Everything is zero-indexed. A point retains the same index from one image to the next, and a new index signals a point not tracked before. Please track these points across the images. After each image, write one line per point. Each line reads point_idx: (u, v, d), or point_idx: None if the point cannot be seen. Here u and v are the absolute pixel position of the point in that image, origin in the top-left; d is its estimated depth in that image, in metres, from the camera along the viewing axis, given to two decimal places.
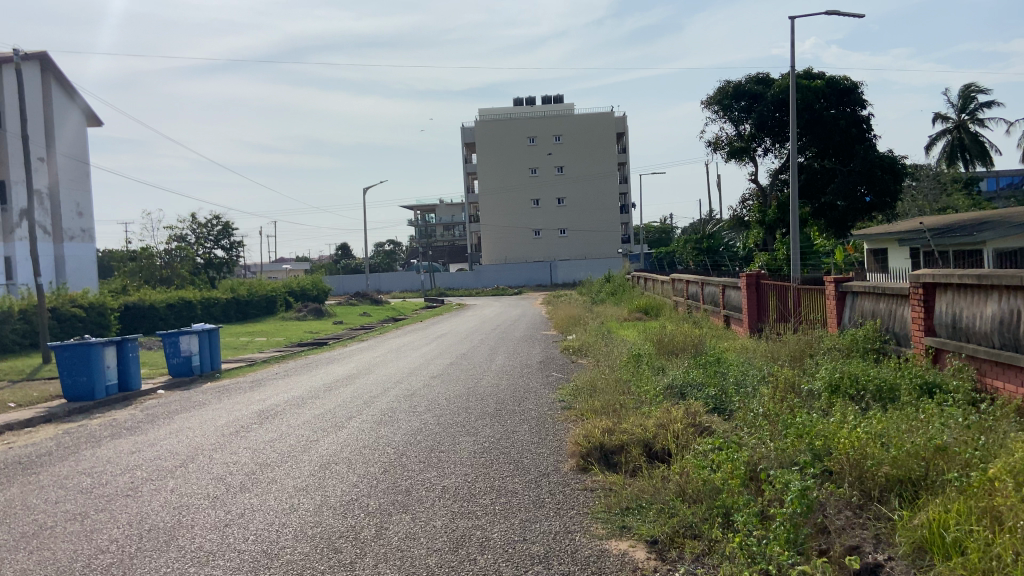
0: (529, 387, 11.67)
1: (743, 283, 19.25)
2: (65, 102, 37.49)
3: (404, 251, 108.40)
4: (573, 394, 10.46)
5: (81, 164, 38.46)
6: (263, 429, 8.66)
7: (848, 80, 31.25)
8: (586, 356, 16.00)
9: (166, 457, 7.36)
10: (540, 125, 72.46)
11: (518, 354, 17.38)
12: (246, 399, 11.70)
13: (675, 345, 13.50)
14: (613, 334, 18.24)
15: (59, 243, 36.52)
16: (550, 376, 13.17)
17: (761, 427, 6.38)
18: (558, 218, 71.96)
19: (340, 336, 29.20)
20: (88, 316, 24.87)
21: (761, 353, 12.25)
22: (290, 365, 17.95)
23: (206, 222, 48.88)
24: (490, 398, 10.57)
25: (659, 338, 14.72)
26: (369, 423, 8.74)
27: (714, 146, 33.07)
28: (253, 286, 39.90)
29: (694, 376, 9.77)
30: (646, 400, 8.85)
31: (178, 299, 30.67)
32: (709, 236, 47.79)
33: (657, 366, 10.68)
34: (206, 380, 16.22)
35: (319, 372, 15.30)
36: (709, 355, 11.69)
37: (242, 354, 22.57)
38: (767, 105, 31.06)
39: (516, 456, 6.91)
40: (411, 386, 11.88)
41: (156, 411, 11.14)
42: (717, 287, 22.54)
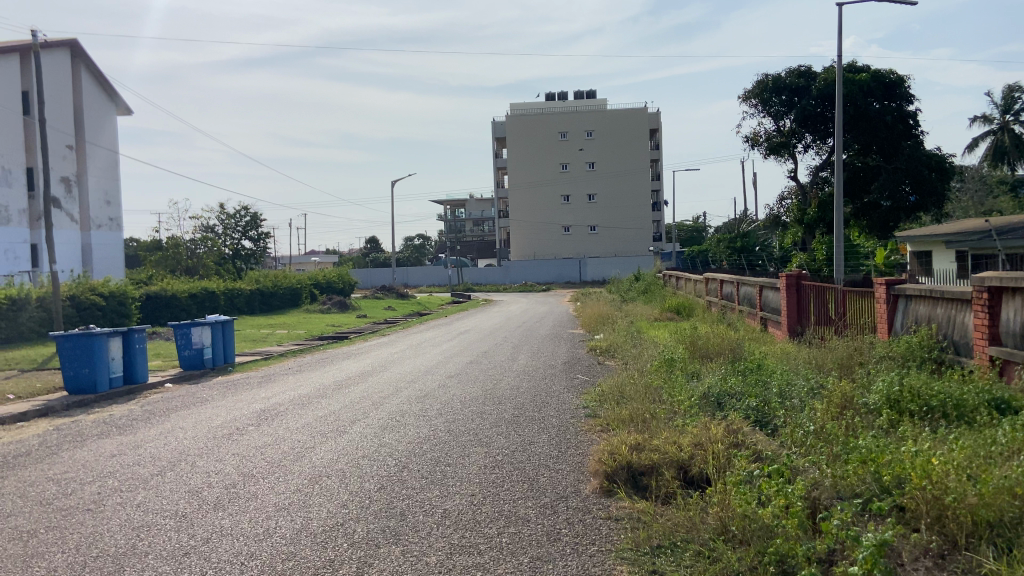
0: (552, 391, 10.88)
1: (782, 283, 18.29)
2: (95, 90, 37.37)
3: (433, 245, 107.94)
4: (599, 400, 9.66)
5: (109, 152, 38.37)
6: (259, 432, 7.96)
7: (893, 74, 29.94)
8: (614, 357, 15.15)
9: (145, 463, 6.67)
10: (572, 120, 71.50)
11: (543, 353, 16.57)
12: (251, 397, 11.04)
13: (710, 348, 12.62)
14: (643, 334, 17.38)
15: (86, 231, 36.44)
16: (575, 379, 12.38)
17: (815, 450, 5.52)
18: (588, 214, 70.95)
19: (362, 330, 28.61)
20: (108, 305, 24.52)
21: (804, 359, 11.32)
22: (306, 360, 17.36)
23: (234, 213, 48.70)
24: (509, 403, 9.78)
25: (692, 340, 13.83)
26: (374, 427, 8.01)
27: (752, 141, 31.96)
28: (278, 278, 39.54)
29: (731, 383, 8.94)
30: (679, 412, 8.03)
31: (201, 290, 30.32)
32: (743, 235, 46.54)
33: (690, 371, 9.88)
34: (218, 373, 15.66)
35: (333, 369, 14.64)
36: (747, 361, 10.80)
37: (260, 347, 22.03)
38: (810, 100, 29.89)
39: (531, 474, 6.13)
40: (426, 387, 11.14)
41: (155, 409, 10.52)
42: (753, 288, 21.56)
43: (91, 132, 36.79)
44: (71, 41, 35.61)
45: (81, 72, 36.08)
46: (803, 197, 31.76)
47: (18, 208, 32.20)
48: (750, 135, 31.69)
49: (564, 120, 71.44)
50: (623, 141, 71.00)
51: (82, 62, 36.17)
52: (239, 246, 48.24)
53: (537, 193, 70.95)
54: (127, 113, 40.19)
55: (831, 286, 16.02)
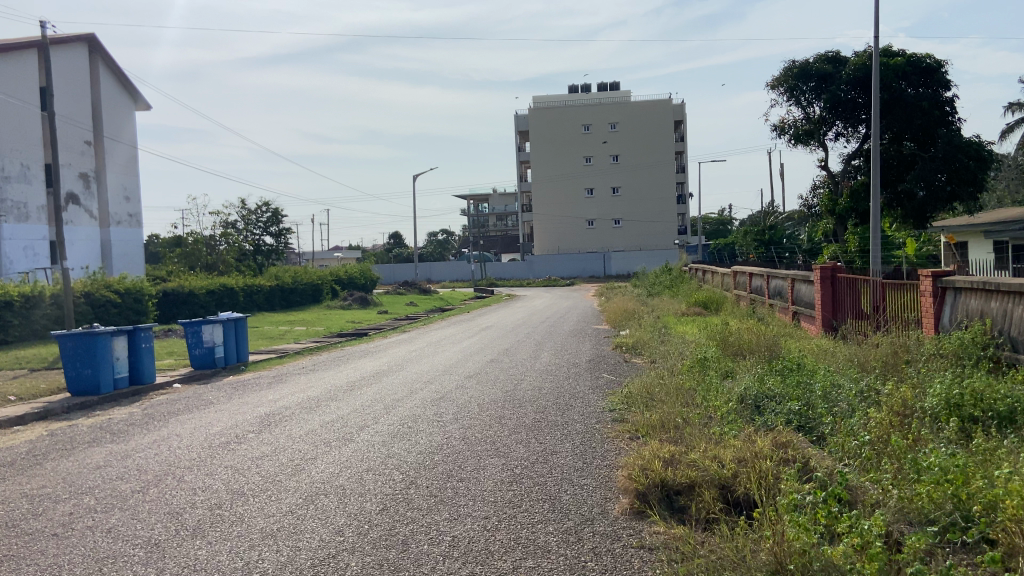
0: (575, 392, 10.19)
1: (817, 276, 17.47)
2: (114, 85, 37.18)
3: (456, 240, 107.42)
4: (626, 403, 8.97)
5: (129, 148, 38.18)
6: (258, 439, 7.36)
7: (931, 58, 28.82)
8: (641, 355, 14.40)
9: (130, 477, 6.09)
10: (594, 112, 70.58)
11: (567, 351, 15.87)
12: (258, 398, 10.47)
13: (744, 346, 11.84)
14: (670, 330, 16.66)
15: (106, 228, 36.28)
16: (599, 378, 11.67)
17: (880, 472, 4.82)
18: (612, 208, 69.95)
19: (382, 326, 28.06)
20: (124, 302, 24.18)
21: (847, 357, 10.52)
22: (321, 358, 16.81)
23: (256, 208, 48.46)
24: (529, 406, 9.11)
25: (724, 337, 13.04)
26: (383, 435, 7.37)
27: (780, 130, 31.04)
28: (299, 274, 39.17)
29: (770, 385, 8.20)
30: (714, 420, 7.32)
31: (219, 286, 29.95)
32: (771, 227, 45.44)
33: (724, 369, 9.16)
34: (230, 372, 15.16)
35: (347, 368, 14.05)
36: (785, 359, 10.03)
37: (277, 344, 21.54)
38: (840, 86, 28.92)
39: (552, 490, 5.47)
40: (441, 388, 10.50)
41: (157, 412, 9.98)
42: (785, 281, 20.70)
43: (109, 128, 36.62)
44: (89, 36, 35.43)
45: (99, 67, 35.90)
46: (835, 187, 30.79)
47: (37, 205, 32.08)
48: (777, 124, 30.75)
49: (586, 112, 70.53)
50: (647, 134, 69.98)
51: (100, 56, 35.95)
52: (260, 242, 48.00)
53: (560, 187, 70.14)
54: (147, 108, 39.99)
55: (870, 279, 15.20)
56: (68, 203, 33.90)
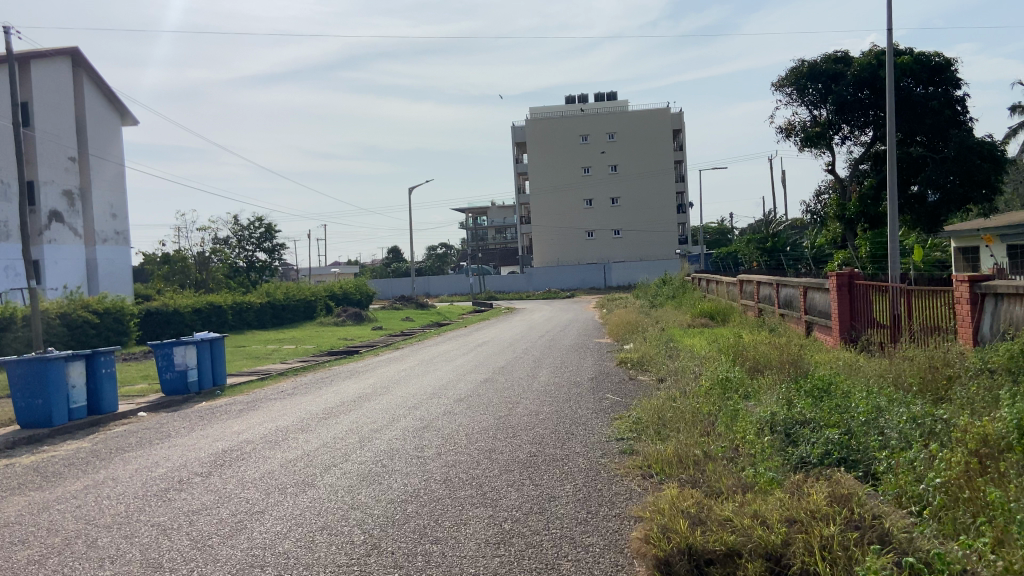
0: (577, 418, 9.07)
1: (833, 284, 16.39)
2: (100, 100, 36.19)
3: (455, 254, 106.47)
4: (637, 432, 7.87)
5: (116, 164, 37.17)
6: (202, 485, 6.24)
7: (939, 56, 27.78)
8: (649, 373, 13.24)
9: (32, 542, 4.97)
10: (592, 122, 69.74)
11: (567, 368, 14.72)
12: (222, 429, 9.35)
13: (762, 361, 10.76)
14: (677, 344, 15.55)
15: (91, 246, 35.26)
16: (603, 400, 10.54)
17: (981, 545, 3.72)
18: (611, 218, 68.95)
19: (374, 343, 26.96)
20: (102, 323, 23.12)
21: (879, 373, 9.40)
22: (305, 379, 15.69)
23: (249, 224, 47.43)
24: (525, 436, 7.99)
25: (738, 352, 11.90)
26: (349, 478, 6.25)
27: (786, 132, 30.17)
28: (291, 290, 38.07)
29: (802, 409, 7.13)
30: (741, 455, 6.22)
31: (206, 304, 28.82)
32: (776, 234, 44.33)
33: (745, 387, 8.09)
34: (204, 398, 14.03)
35: (329, 392, 12.91)
36: (813, 377, 8.92)
37: (262, 364, 20.43)
38: (847, 87, 28.01)
39: (551, 554, 4.36)
40: (427, 415, 9.38)
41: (106, 447, 8.86)
42: (796, 289, 19.62)
43: (95, 144, 35.65)
44: (72, 50, 34.50)
45: (83, 82, 34.94)
46: (844, 191, 29.87)
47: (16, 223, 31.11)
48: (784, 126, 29.86)
49: (584, 122, 69.70)
50: (645, 143, 69.05)
51: (84, 70, 35.00)
52: (253, 258, 46.96)
53: (559, 198, 69.21)
54: (135, 123, 39.00)
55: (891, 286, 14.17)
56: (51, 221, 32.90)
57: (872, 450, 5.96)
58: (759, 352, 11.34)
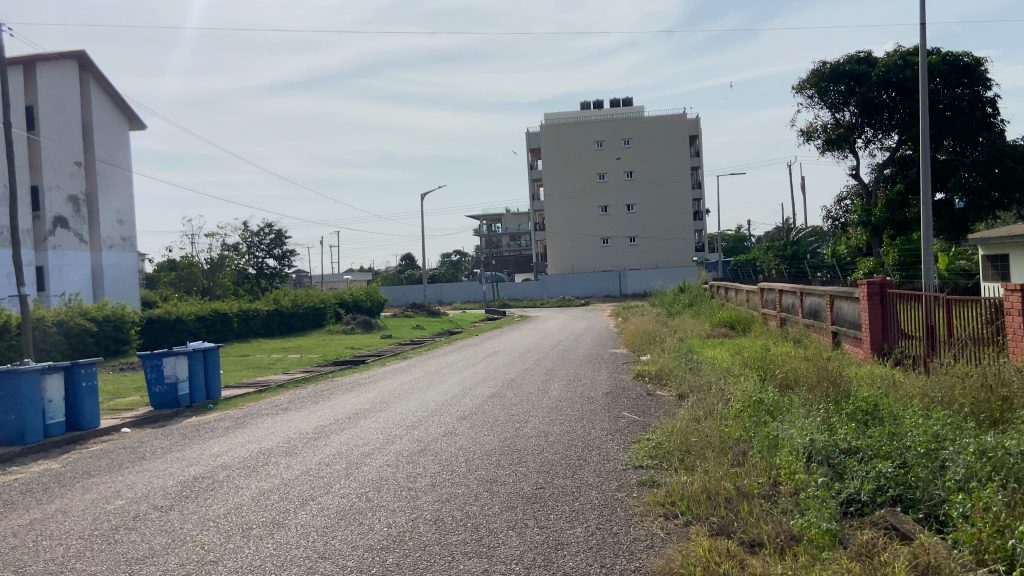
0: (590, 441, 8.20)
1: (864, 293, 15.47)
2: (107, 105, 35.68)
3: (469, 261, 105.92)
4: (658, 460, 7.04)
5: (124, 169, 36.64)
6: (157, 525, 5.45)
7: (968, 56, 26.73)
8: (668, 389, 12.34)
9: None
10: (607, 128, 68.91)
11: (579, 382, 13.87)
12: (200, 451, 8.57)
13: (792, 379, 9.89)
14: (697, 355, 14.68)
15: (97, 253, 34.76)
16: (619, 419, 9.67)
17: None
18: (627, 225, 68.03)
19: (382, 352, 26.19)
20: (102, 331, 22.51)
21: (923, 391, 8.51)
22: (305, 392, 14.92)
23: (259, 230, 46.86)
24: (532, 463, 7.16)
25: (765, 367, 11.02)
26: (325, 517, 5.42)
27: (807, 136, 29.28)
28: (300, 297, 37.39)
29: (847, 438, 6.37)
30: (783, 492, 5.48)
31: (211, 311, 28.16)
32: (795, 241, 43.32)
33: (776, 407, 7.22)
34: (196, 412, 13.27)
35: (326, 406, 12.11)
36: (855, 397, 8.05)
37: (264, 374, 19.70)
38: (871, 87, 27.05)
39: None
40: (424, 436, 8.55)
41: (72, 471, 8.10)
42: (821, 298, 18.71)
43: (103, 148, 35.13)
44: (79, 53, 34.05)
45: (90, 85, 34.46)
46: (868, 197, 28.90)
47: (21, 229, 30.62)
48: (805, 129, 28.95)
49: (599, 128, 68.90)
50: (661, 149, 68.10)
51: (91, 74, 34.52)
52: (263, 265, 46.42)
53: (573, 205, 68.40)
54: (143, 127, 38.46)
55: (926, 296, 13.24)
56: (57, 227, 32.39)
57: (937, 489, 5.31)
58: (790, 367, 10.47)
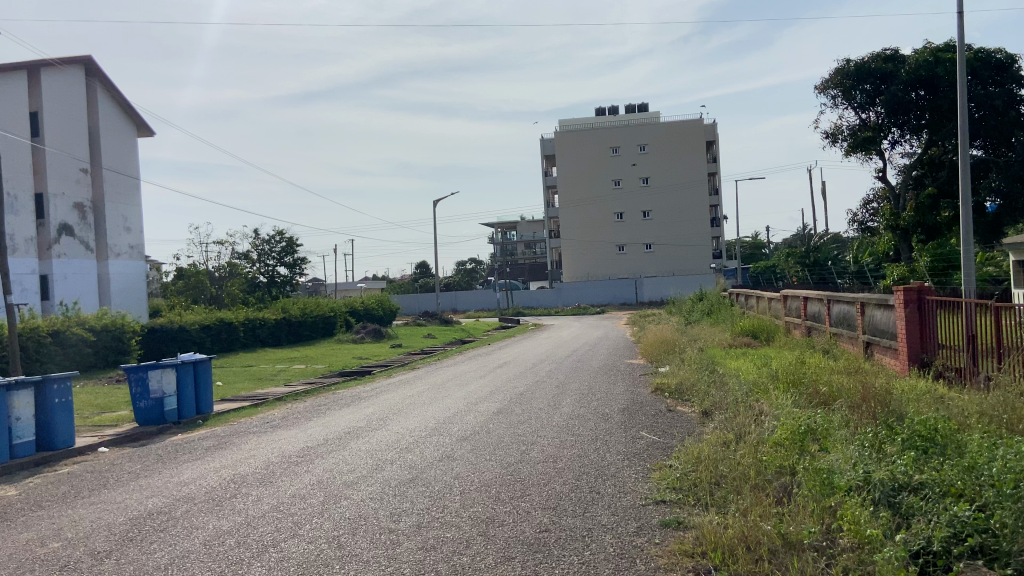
0: (604, 469, 7.23)
1: (901, 300, 14.41)
2: (115, 111, 35.07)
3: (484, 269, 105.18)
4: (685, 495, 6.08)
5: (132, 177, 36.03)
6: None
7: (1000, 52, 25.68)
8: (692, 405, 11.34)
9: None
10: (623, 134, 67.97)
11: (595, 396, 12.88)
12: (168, 478, 7.65)
13: (832, 398, 8.93)
14: (720, 367, 13.69)
15: (103, 261, 34.13)
16: (638, 441, 8.71)
17: None
18: (643, 232, 66.97)
19: (390, 362, 25.26)
20: (99, 341, 21.74)
21: (984, 412, 7.51)
22: (302, 406, 14.02)
23: (270, 238, 46.20)
24: (539, 496, 6.21)
25: (800, 386, 10.01)
26: (283, 571, 4.49)
27: (832, 137, 28.25)
28: (309, 305, 36.59)
29: (909, 471, 5.39)
30: (842, 543, 4.53)
31: (216, 320, 27.38)
32: (817, 246, 42.12)
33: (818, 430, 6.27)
34: (183, 429, 12.39)
35: (319, 422, 11.19)
36: (908, 418, 7.06)
37: (264, 386, 18.84)
38: (899, 86, 26.04)
39: None
40: (418, 462, 7.62)
41: (21, 501, 7.20)
42: (851, 305, 17.67)
43: (110, 156, 34.52)
44: (86, 59, 33.59)
45: (97, 92, 33.95)
46: (896, 201, 27.83)
47: (25, 236, 30.03)
48: (830, 130, 27.92)
49: (615, 133, 68.00)
50: (677, 154, 67.07)
51: (98, 80, 34.00)
52: (274, 273, 45.77)
53: (588, 211, 67.43)
54: (151, 134, 37.88)
55: (969, 302, 12.18)
56: (61, 235, 31.79)
57: None
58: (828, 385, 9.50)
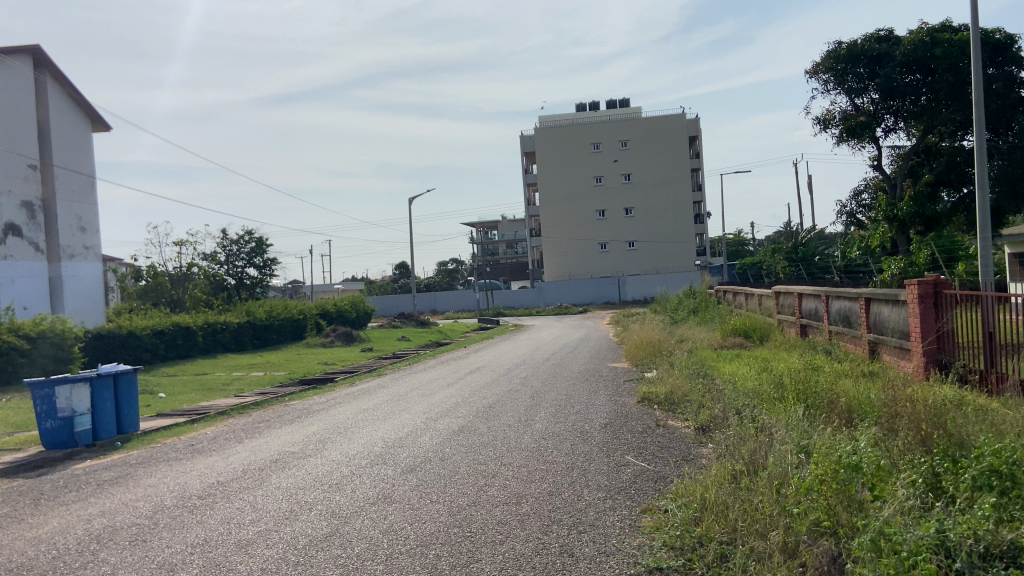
0: (581, 515, 5.63)
1: (914, 295, 12.88)
2: (68, 105, 33.20)
3: (466, 269, 103.41)
4: (691, 561, 4.54)
5: (87, 175, 34.12)
6: None
7: (999, 33, 24.34)
8: (686, 419, 9.78)
9: None
10: (604, 129, 66.52)
11: (575, 408, 11.29)
12: (27, 532, 5.98)
13: (863, 420, 7.41)
14: (715, 373, 12.14)
15: (55, 263, 32.17)
16: (624, 470, 7.12)
17: None
18: (625, 229, 65.56)
19: (357, 368, 23.54)
20: (35, 350, 19.89)
21: None
22: (242, 423, 12.33)
23: (238, 238, 44.27)
24: (493, 564, 4.61)
25: (816, 402, 8.44)
26: None
27: (823, 124, 26.90)
28: (277, 307, 34.78)
29: (1000, 524, 3.88)
30: None
31: (171, 324, 25.54)
32: (805, 242, 40.79)
33: (861, 461, 4.76)
34: (96, 454, 10.68)
35: (249, 444, 9.51)
36: (968, 446, 5.48)
37: (213, 397, 17.12)
38: (895, 68, 24.61)
39: None
40: (345, 506, 5.97)
41: None
42: (854, 302, 16.19)
43: (62, 152, 32.58)
44: (33, 48, 31.60)
45: (46, 83, 32.00)
46: (890, 190, 26.49)
47: None
48: (821, 118, 26.56)
49: (596, 129, 66.54)
50: (659, 150, 65.69)
51: (48, 72, 32.15)
52: (242, 276, 43.84)
53: (570, 209, 65.93)
54: (107, 129, 35.97)
55: (986, 295, 10.70)
56: (9, 235, 29.84)
57: None
58: (857, 406, 7.95)
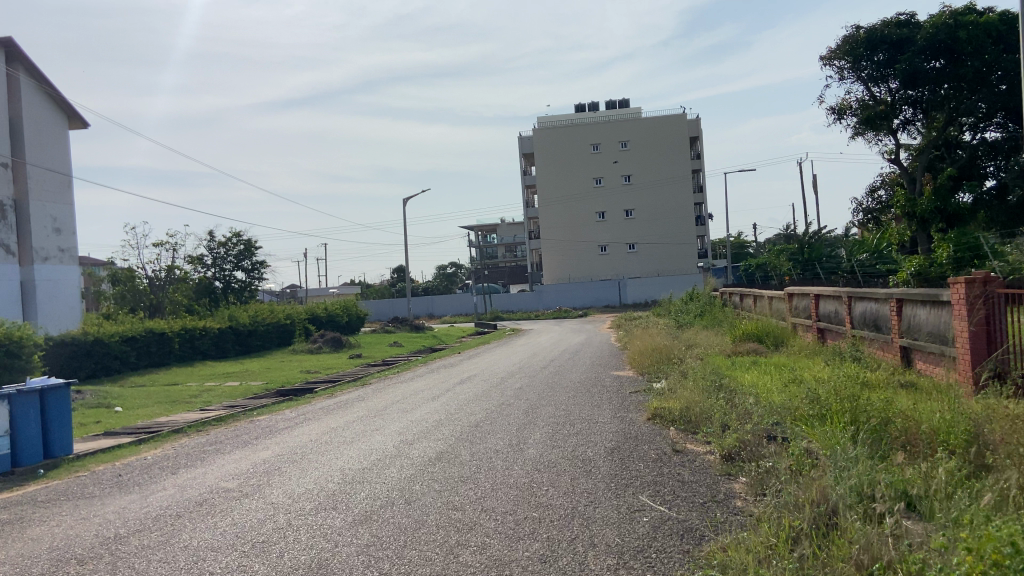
0: None
1: (961, 294, 10.67)
2: (43, 101, 31.60)
3: (466, 272, 101.80)
4: None
5: (63, 174, 32.52)
6: None
7: None
8: (709, 443, 8.15)
9: None
10: (604, 129, 64.95)
11: (573, 427, 9.65)
12: None
13: (945, 457, 5.79)
14: (734, 386, 10.52)
15: (27, 266, 30.60)
16: (641, 519, 5.52)
17: None
18: (625, 231, 63.95)
19: (341, 377, 21.90)
20: None
21: None
22: (193, 444, 10.69)
23: (225, 241, 42.67)
24: None
25: (871, 429, 6.76)
26: None
27: (838, 114, 25.30)
28: (262, 311, 33.17)
29: None
30: None
31: (144, 330, 23.97)
32: (813, 243, 39.16)
33: (1006, 532, 3.18)
34: (10, 484, 9.07)
35: (184, 476, 7.90)
36: None
37: (177, 411, 15.51)
38: (915, 54, 23.01)
39: None
40: None
41: None
42: (886, 303, 14.38)
43: (35, 150, 31.00)
44: (5, 41, 30.10)
45: (18, 77, 30.43)
46: (910, 186, 24.86)
47: None
48: (837, 107, 24.98)
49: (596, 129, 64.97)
50: (660, 150, 64.07)
51: (21, 66, 30.62)
52: (230, 279, 42.19)
53: (570, 210, 64.34)
54: (85, 126, 34.35)
55: None
56: None
57: None
58: (932, 435, 6.34)
